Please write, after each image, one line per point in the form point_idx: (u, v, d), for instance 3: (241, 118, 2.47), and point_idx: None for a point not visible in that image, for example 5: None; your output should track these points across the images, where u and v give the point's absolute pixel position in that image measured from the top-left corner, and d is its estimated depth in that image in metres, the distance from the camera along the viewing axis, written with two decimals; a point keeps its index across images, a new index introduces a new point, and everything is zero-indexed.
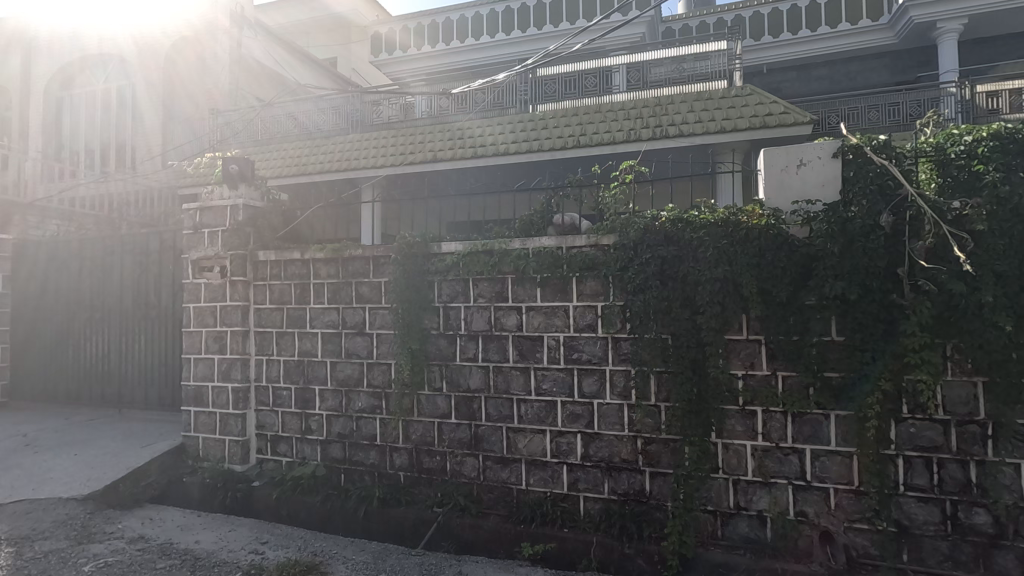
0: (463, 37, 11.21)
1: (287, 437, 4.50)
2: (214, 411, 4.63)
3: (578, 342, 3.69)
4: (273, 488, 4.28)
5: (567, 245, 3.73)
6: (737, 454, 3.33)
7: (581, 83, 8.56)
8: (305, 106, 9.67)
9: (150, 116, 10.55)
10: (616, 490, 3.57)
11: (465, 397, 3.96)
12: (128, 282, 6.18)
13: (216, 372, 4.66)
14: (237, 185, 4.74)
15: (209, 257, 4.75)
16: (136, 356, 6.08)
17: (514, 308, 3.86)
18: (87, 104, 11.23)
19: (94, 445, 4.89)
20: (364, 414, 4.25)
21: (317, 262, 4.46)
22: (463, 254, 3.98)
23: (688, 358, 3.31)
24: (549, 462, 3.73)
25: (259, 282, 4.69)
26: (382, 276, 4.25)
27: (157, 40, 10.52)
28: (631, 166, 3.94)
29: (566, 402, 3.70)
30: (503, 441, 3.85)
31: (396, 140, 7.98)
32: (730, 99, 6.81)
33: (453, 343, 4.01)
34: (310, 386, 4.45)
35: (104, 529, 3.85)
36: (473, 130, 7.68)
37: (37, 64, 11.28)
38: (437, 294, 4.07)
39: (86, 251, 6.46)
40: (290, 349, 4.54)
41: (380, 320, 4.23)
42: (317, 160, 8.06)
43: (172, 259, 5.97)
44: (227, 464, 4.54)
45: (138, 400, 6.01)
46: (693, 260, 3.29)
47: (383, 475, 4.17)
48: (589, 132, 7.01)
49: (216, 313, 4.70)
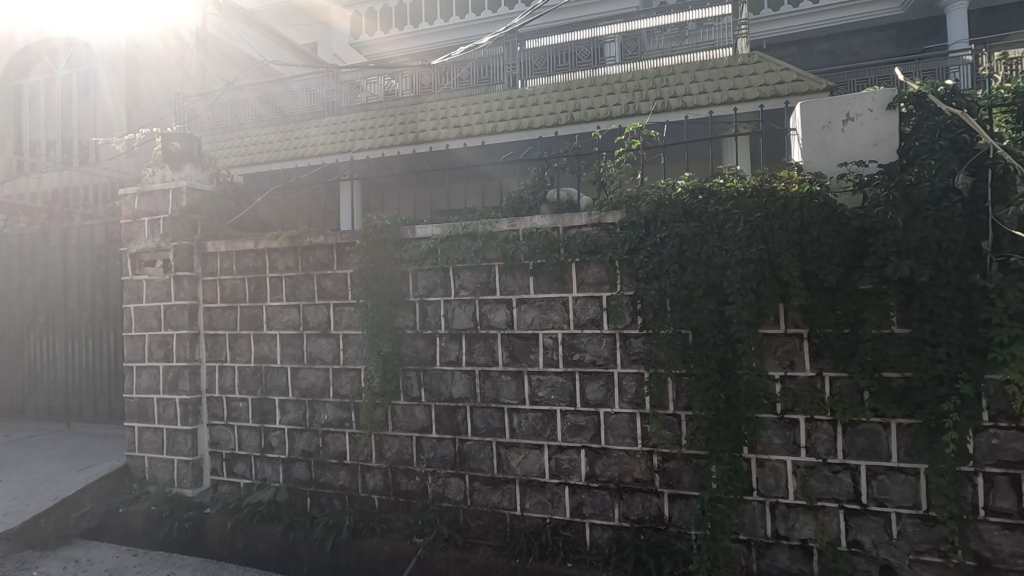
0: (446, 15, 10.36)
1: (245, 456, 3.90)
2: (161, 427, 4.01)
3: (579, 340, 3.09)
4: (227, 516, 3.67)
5: (564, 224, 3.12)
6: (775, 473, 2.76)
7: (570, 56, 7.89)
8: (276, 87, 8.91)
9: (110, 100, 9.66)
10: (628, 515, 2.99)
11: (447, 408, 3.36)
12: (72, 281, 5.49)
13: (162, 383, 4.03)
14: (181, 166, 4.11)
15: (150, 249, 4.10)
16: (83, 361, 5.43)
17: (503, 302, 3.25)
18: (47, 93, 10.40)
19: (25, 469, 4.26)
20: (332, 428, 3.65)
21: (273, 252, 3.84)
22: (440, 237, 3.36)
23: (715, 359, 2.70)
24: (548, 483, 3.14)
25: (208, 278, 4.06)
26: (348, 267, 3.62)
27: (114, 15, 9.60)
28: (638, 129, 3.30)
29: (567, 412, 3.11)
30: (493, 459, 3.25)
31: (373, 122, 7.34)
32: (736, 67, 6.21)
33: (431, 344, 3.41)
34: (268, 397, 3.84)
35: None
36: (456, 110, 7.05)
37: None
38: (412, 287, 3.46)
39: (26, 249, 5.78)
40: (245, 354, 3.91)
41: (347, 318, 3.61)
42: (289, 143, 7.42)
43: (116, 254, 5.28)
44: (176, 489, 3.93)
45: (86, 411, 5.38)
46: (718, 238, 2.69)
47: (355, 499, 3.58)
48: (584, 107, 6.39)
49: (160, 314, 4.06)
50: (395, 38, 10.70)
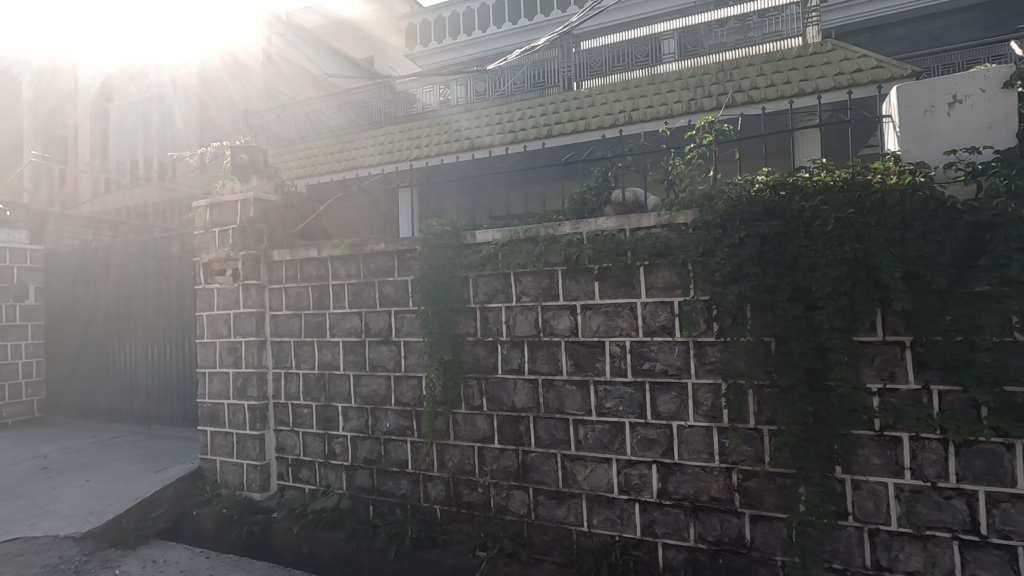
0: (500, 21, 10.37)
1: (310, 462, 3.94)
2: (231, 432, 4.12)
3: (649, 348, 2.92)
4: (293, 521, 3.69)
5: (631, 226, 2.96)
6: (874, 496, 2.48)
7: (627, 56, 7.72)
8: (336, 99, 9.16)
9: (182, 117, 10.11)
10: (705, 537, 2.78)
11: (509, 417, 3.26)
12: (151, 290, 5.78)
13: (232, 389, 4.14)
14: (248, 177, 4.24)
15: (221, 259, 4.24)
16: (160, 366, 5.71)
17: (566, 308, 3.12)
18: (127, 113, 11.12)
19: (108, 469, 4.51)
20: (394, 436, 3.62)
21: (336, 260, 3.87)
22: (501, 242, 3.27)
23: (803, 370, 2.47)
24: (617, 499, 2.97)
25: (274, 286, 4.15)
26: (409, 274, 3.60)
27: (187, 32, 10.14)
28: (710, 122, 3.07)
29: (636, 424, 2.93)
30: (558, 472, 3.12)
31: (429, 131, 7.42)
32: (808, 57, 5.83)
33: (493, 352, 3.32)
34: (332, 404, 3.86)
35: None
36: (511, 115, 6.99)
37: (83, 78, 11.33)
38: (472, 293, 3.39)
39: (110, 262, 6.15)
40: (310, 361, 3.96)
41: (408, 325, 3.59)
42: (350, 154, 7.61)
43: (190, 265, 5.51)
44: (246, 493, 4.03)
45: (164, 414, 5.65)
46: (805, 238, 2.46)
47: (416, 509, 3.53)
48: (643, 106, 6.16)
49: (230, 322, 4.19)
50: (449, 47, 10.81)
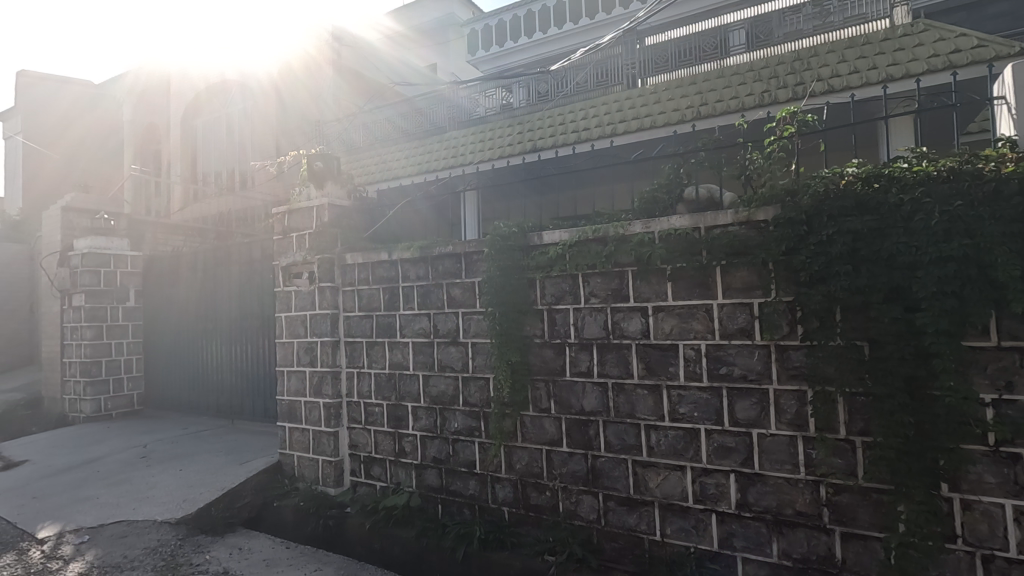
0: (561, 22, 10.32)
1: (381, 459, 4.05)
2: (308, 428, 4.31)
3: (726, 352, 2.78)
4: (366, 517, 3.79)
5: (706, 224, 2.84)
6: (987, 518, 2.24)
7: (694, 50, 7.46)
8: (401, 106, 9.43)
9: (260, 129, 10.72)
10: (790, 553, 2.61)
11: (578, 421, 3.20)
12: (234, 292, 6.16)
13: (308, 387, 4.33)
14: (323, 184, 4.43)
15: (298, 262, 4.45)
16: (242, 365, 6.07)
17: (637, 309, 3.04)
18: (211, 128, 11.91)
19: (198, 459, 4.83)
20: (462, 436, 3.65)
21: (405, 262, 3.96)
22: (569, 243, 3.23)
23: (902, 377, 2.27)
24: (692, 509, 2.85)
25: (347, 289, 4.29)
26: (476, 275, 3.62)
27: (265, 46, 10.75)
28: (792, 113, 2.90)
29: (713, 432, 2.80)
30: (629, 478, 3.03)
31: (491, 134, 7.47)
32: (896, 39, 5.41)
33: (561, 354, 3.28)
34: (402, 403, 3.95)
35: (191, 561, 3.49)
36: (574, 115, 6.92)
37: (173, 98, 12.26)
38: (539, 294, 3.36)
39: (198, 266, 6.59)
40: (381, 361, 4.07)
41: (475, 326, 3.61)
42: (415, 160, 7.80)
43: (268, 270, 5.83)
44: (321, 487, 4.20)
45: (247, 410, 6.01)
46: (904, 234, 2.27)
47: (484, 510, 3.54)
48: (712, 100, 5.92)
49: (307, 323, 4.38)
50: (510, 51, 10.90)
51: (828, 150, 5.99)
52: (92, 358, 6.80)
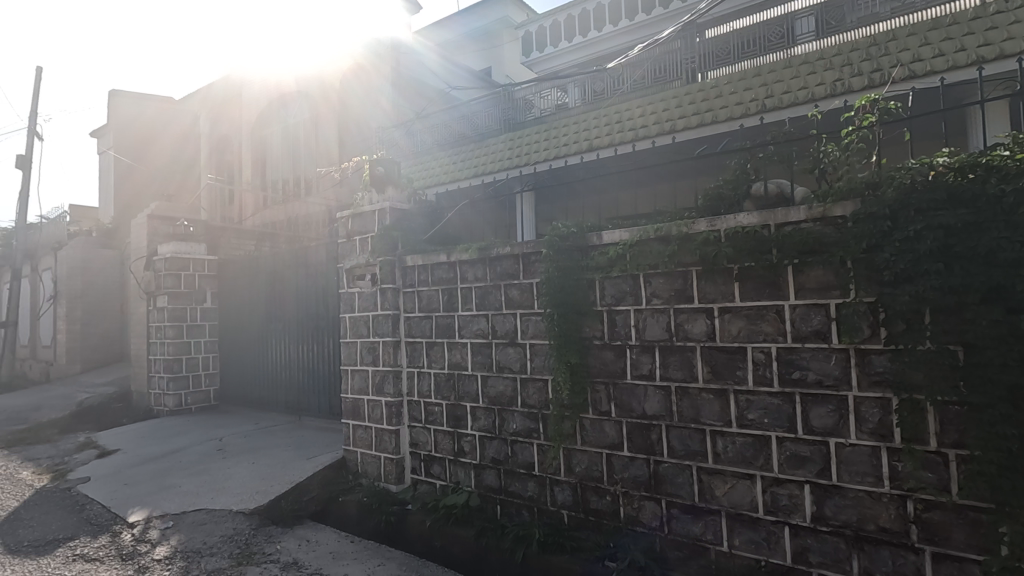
0: (616, 19, 10.15)
1: (440, 458, 4.11)
2: (370, 426, 4.43)
3: (799, 356, 2.63)
4: (426, 514, 3.86)
5: (776, 221, 2.70)
6: None
7: (757, 41, 7.17)
8: (458, 111, 9.57)
9: (324, 136, 11.17)
10: (873, 572, 2.44)
11: (639, 424, 3.13)
12: (301, 294, 6.43)
13: (371, 385, 4.47)
14: (385, 188, 4.54)
15: (361, 264, 4.59)
16: (308, 363, 6.32)
17: (702, 311, 2.93)
18: (279, 137, 12.52)
19: (268, 453, 5.08)
20: (520, 437, 3.65)
21: (464, 264, 4.00)
22: (629, 243, 3.16)
23: (1004, 385, 2.08)
24: (763, 520, 2.71)
25: (407, 290, 4.38)
26: (534, 276, 3.61)
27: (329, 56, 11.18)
28: (872, 101, 2.72)
29: (786, 439, 2.66)
30: (694, 486, 2.92)
31: (547, 134, 7.45)
32: (987, 18, 4.98)
33: (621, 357, 3.21)
34: (461, 403, 3.99)
35: (264, 550, 3.66)
36: (631, 113, 6.79)
37: (245, 110, 12.98)
38: (599, 295, 3.31)
39: (268, 269, 6.93)
40: (440, 361, 4.13)
41: (533, 327, 3.60)
42: (471, 163, 7.90)
43: (333, 272, 6.05)
44: (383, 484, 4.31)
45: (313, 407, 6.26)
46: (1006, 228, 2.08)
47: (543, 512, 3.52)
48: (778, 92, 5.66)
49: (369, 323, 4.52)
50: (565, 50, 10.88)
51: (914, 140, 5.57)
52: (174, 356, 7.29)
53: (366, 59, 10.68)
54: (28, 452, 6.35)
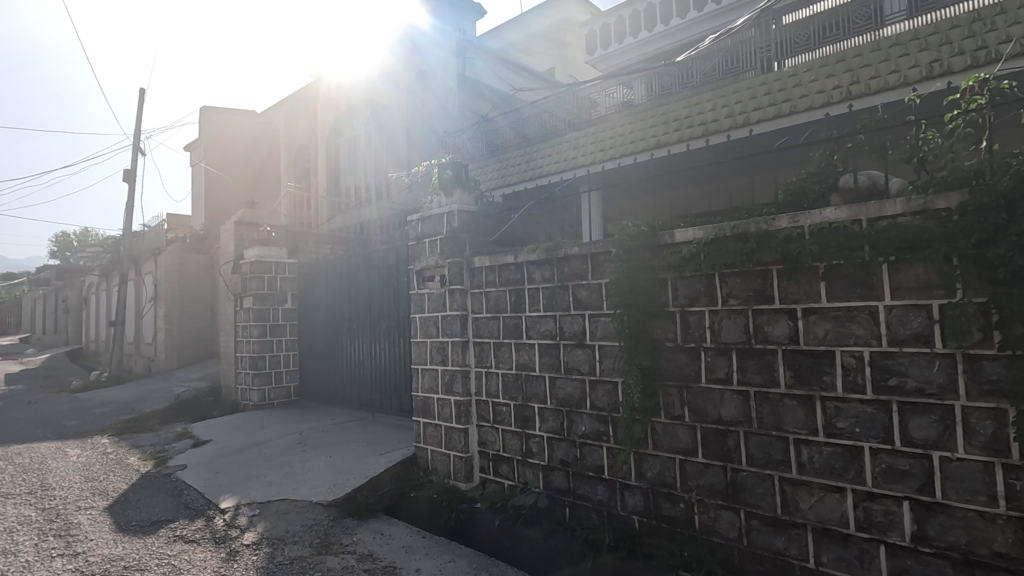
0: (684, 11, 9.82)
1: (508, 458, 4.13)
2: (440, 424, 4.53)
3: (896, 361, 2.43)
4: (494, 513, 3.89)
5: (869, 215, 2.51)
6: None
7: (841, 24, 6.69)
8: (523, 112, 9.62)
9: (394, 142, 11.56)
10: None
11: (715, 430, 3.00)
12: (374, 295, 6.68)
13: (441, 385, 4.56)
14: (452, 191, 4.63)
15: (431, 266, 4.70)
16: (381, 362, 6.56)
17: (784, 312, 2.77)
18: (352, 144, 13.07)
19: (344, 448, 5.31)
20: (589, 440, 3.60)
21: (531, 265, 4.00)
22: (703, 241, 3.04)
23: None
24: (854, 537, 2.52)
25: (475, 291, 4.44)
26: (602, 276, 3.56)
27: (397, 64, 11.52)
28: (981, 81, 2.47)
29: (880, 451, 2.46)
30: (776, 496, 2.77)
31: (615, 131, 7.36)
32: None
33: (695, 360, 3.09)
34: (528, 404, 3.99)
35: (341, 541, 3.81)
36: (702, 106, 6.55)
37: (321, 120, 13.64)
38: (671, 296, 3.20)
39: (343, 271, 7.25)
40: (508, 361, 4.15)
41: (602, 329, 3.55)
42: (536, 164, 7.90)
43: (403, 273, 6.24)
44: (453, 481, 4.39)
45: (385, 404, 6.48)
46: None
47: (613, 517, 3.46)
48: (866, 77, 5.25)
49: (439, 324, 4.62)
50: (630, 47, 10.71)
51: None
52: (259, 353, 7.78)
53: (434, 65, 10.95)
54: (135, 439, 6.96)
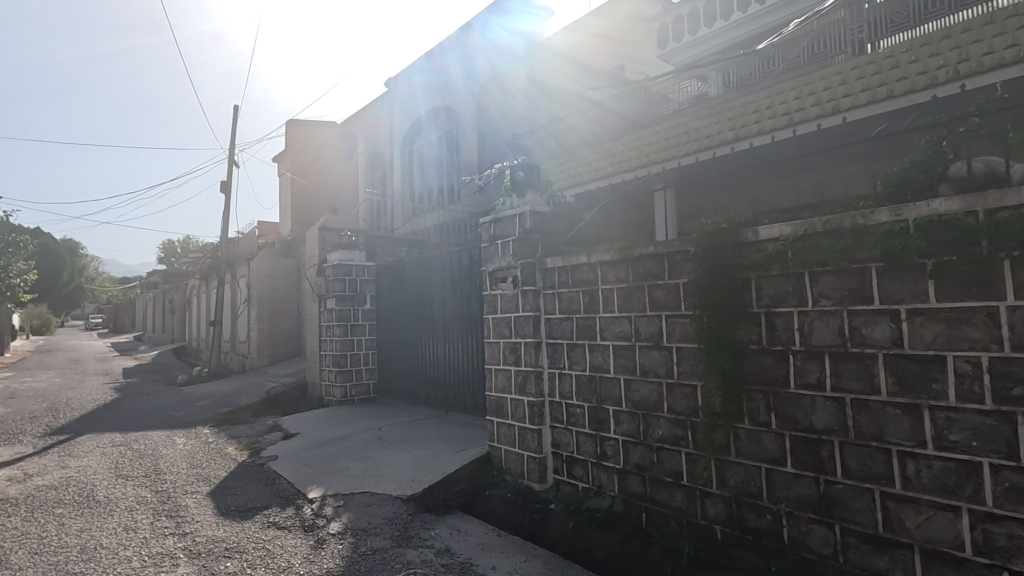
0: None
1: (582, 460, 4.09)
2: (514, 424, 4.56)
3: (1021, 369, 2.18)
4: (569, 516, 3.86)
5: (986, 206, 2.27)
6: None
7: None
8: (593, 111, 9.51)
9: (466, 147, 11.83)
10: None
11: (806, 439, 2.82)
12: (447, 295, 6.85)
13: (514, 385, 4.60)
14: (524, 193, 4.66)
15: (503, 267, 4.75)
16: (455, 362, 6.71)
17: (884, 314, 2.56)
18: (425, 150, 13.49)
19: (420, 445, 5.47)
20: (667, 445, 3.49)
21: (605, 265, 3.94)
22: (791, 238, 2.87)
23: None
24: (971, 562, 2.28)
25: (547, 292, 4.44)
26: (680, 276, 3.44)
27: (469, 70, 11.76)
28: None
29: (1002, 468, 2.21)
30: (877, 512, 2.56)
31: (691, 125, 7.13)
32: None
33: (783, 363, 2.92)
34: (603, 406, 3.93)
35: (420, 535, 3.93)
36: (785, 96, 6.15)
37: (397, 127, 14.18)
38: (756, 296, 3.04)
39: (418, 272, 7.48)
40: (581, 362, 4.11)
41: (680, 330, 3.43)
42: (607, 163, 7.81)
43: (476, 274, 6.36)
44: (526, 481, 4.40)
45: (459, 403, 6.62)
46: None
47: (693, 525, 3.33)
48: (977, 54, 4.64)
49: (512, 324, 4.66)
50: (705, 37, 10.34)
51: None
52: (341, 352, 8.18)
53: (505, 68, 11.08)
54: (232, 431, 7.54)
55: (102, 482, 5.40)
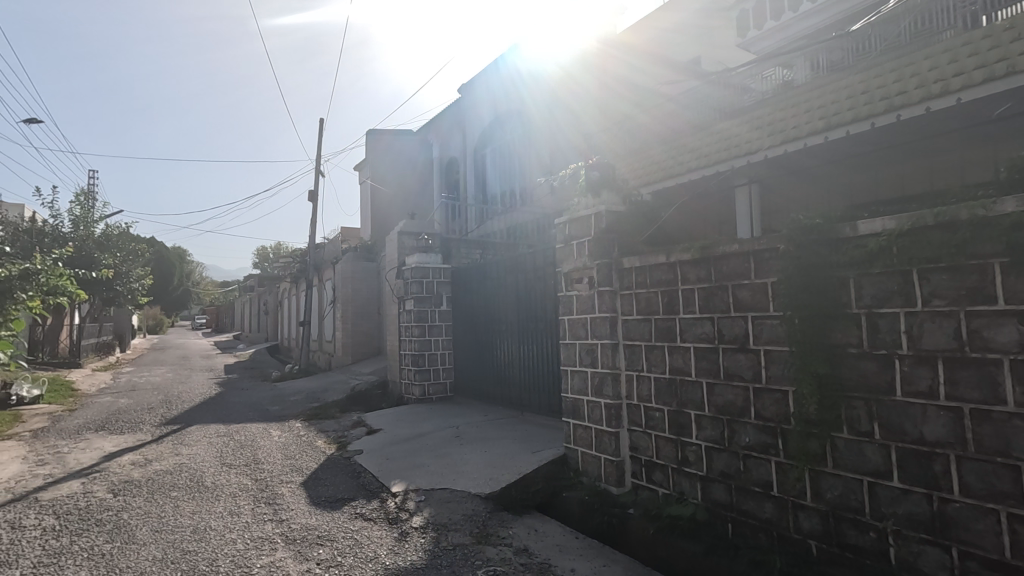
0: None
1: (662, 465, 3.97)
2: (591, 426, 4.52)
3: None
4: (649, 522, 3.77)
5: None
6: None
7: None
8: (669, 105, 9.21)
9: (539, 148, 11.88)
10: None
11: (916, 451, 2.58)
12: (522, 296, 6.91)
13: (591, 387, 4.56)
14: (600, 193, 4.61)
15: (579, 267, 4.72)
16: (529, 362, 6.75)
17: (1011, 315, 2.29)
18: (497, 152, 13.65)
19: (497, 444, 5.55)
20: (754, 452, 3.32)
21: (685, 265, 3.81)
22: (896, 233, 2.64)
23: None
24: None
25: (624, 292, 4.35)
26: (769, 275, 3.26)
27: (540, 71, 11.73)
28: None
29: None
30: (1003, 536, 2.30)
31: (776, 115, 6.74)
32: None
33: (887, 369, 2.69)
34: (684, 410, 3.80)
35: (498, 533, 3.98)
36: (885, 79, 5.61)
37: (470, 131, 14.44)
38: (854, 296, 2.82)
39: (492, 274, 7.59)
40: (661, 365, 4.00)
41: (769, 332, 3.25)
42: (684, 157, 7.55)
43: (550, 276, 6.37)
44: (604, 484, 4.34)
45: (534, 404, 6.66)
46: None
47: (784, 539, 3.15)
48: None
49: (588, 325, 4.61)
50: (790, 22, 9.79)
51: None
52: (419, 352, 8.46)
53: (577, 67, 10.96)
54: (321, 425, 7.99)
55: (209, 469, 5.90)
